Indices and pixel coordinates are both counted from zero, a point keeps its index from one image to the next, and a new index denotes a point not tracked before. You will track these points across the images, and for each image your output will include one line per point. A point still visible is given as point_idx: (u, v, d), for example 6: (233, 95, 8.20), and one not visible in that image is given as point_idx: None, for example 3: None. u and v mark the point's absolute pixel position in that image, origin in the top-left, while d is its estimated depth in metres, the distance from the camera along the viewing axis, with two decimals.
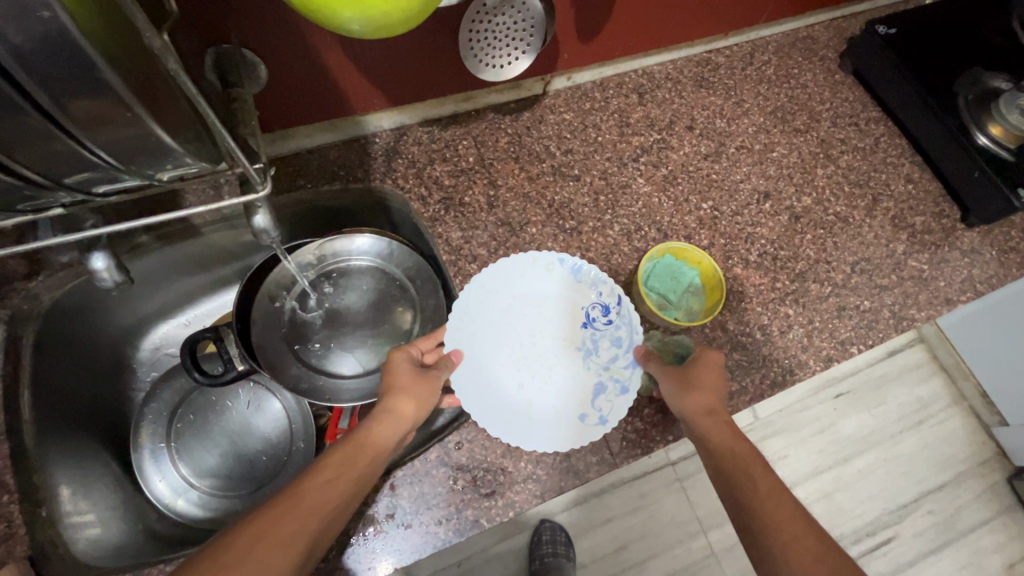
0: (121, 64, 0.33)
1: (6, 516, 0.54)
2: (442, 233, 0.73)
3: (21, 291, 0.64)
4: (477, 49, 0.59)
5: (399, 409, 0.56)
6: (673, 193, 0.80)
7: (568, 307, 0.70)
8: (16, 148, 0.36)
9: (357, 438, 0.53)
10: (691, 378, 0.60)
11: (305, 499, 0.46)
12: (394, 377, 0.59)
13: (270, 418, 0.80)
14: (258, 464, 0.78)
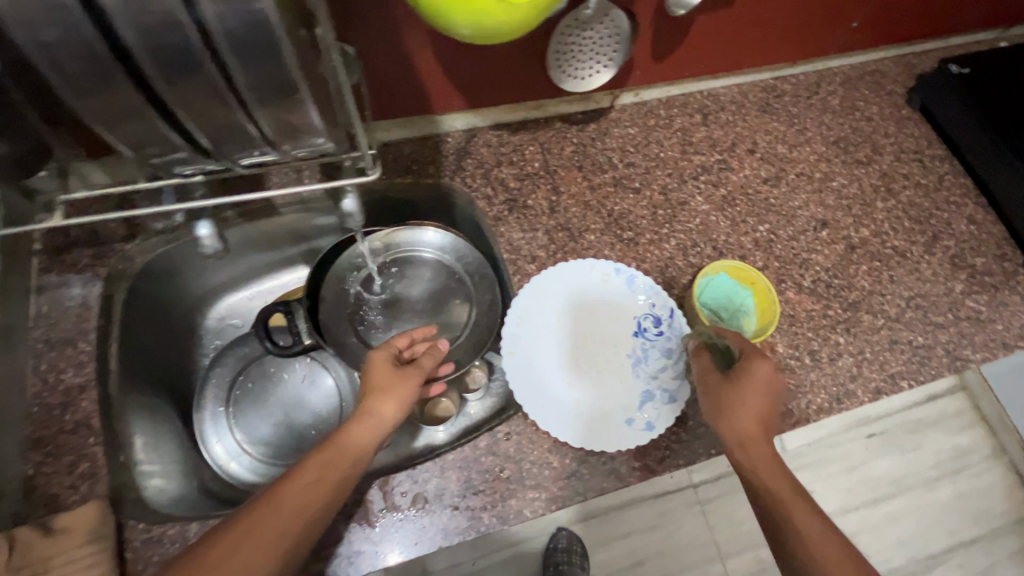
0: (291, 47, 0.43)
1: (90, 455, 0.59)
2: (504, 232, 0.76)
3: (118, 252, 0.69)
4: (562, 62, 0.62)
5: (378, 411, 0.58)
6: (730, 213, 0.81)
7: (621, 315, 0.71)
8: (195, 111, 0.47)
9: (335, 443, 0.55)
10: (731, 390, 0.57)
11: (286, 503, 0.50)
12: (373, 379, 0.60)
13: (322, 394, 0.84)
14: (308, 436, 0.81)
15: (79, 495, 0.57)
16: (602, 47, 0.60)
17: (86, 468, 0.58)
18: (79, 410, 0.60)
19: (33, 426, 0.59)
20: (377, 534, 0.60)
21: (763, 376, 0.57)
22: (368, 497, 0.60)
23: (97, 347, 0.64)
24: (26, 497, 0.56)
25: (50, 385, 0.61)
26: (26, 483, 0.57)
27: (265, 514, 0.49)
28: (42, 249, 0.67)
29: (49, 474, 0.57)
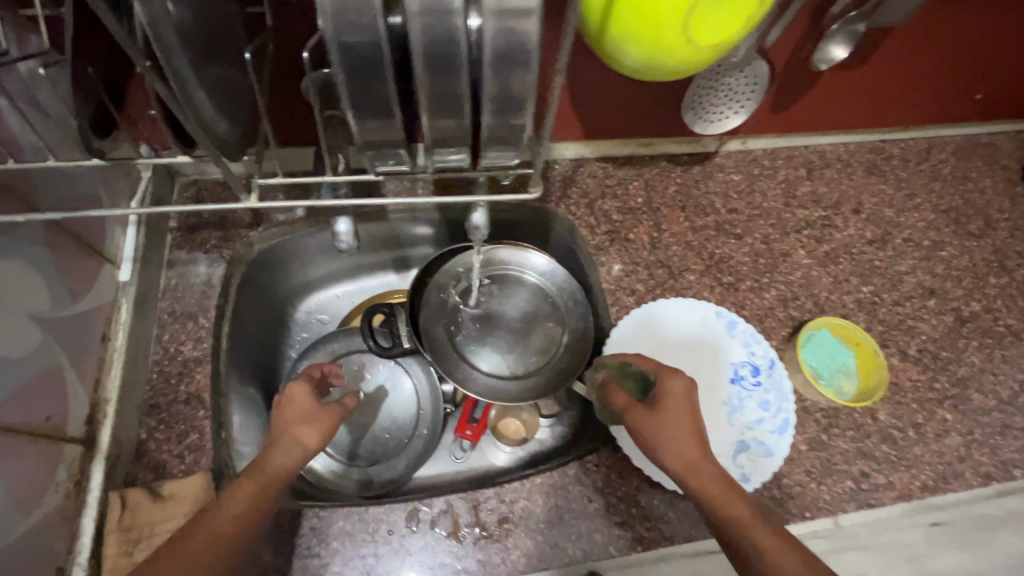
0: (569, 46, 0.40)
1: (199, 427, 0.60)
2: (604, 262, 0.76)
3: (242, 239, 0.72)
4: (697, 105, 0.64)
5: (298, 439, 0.53)
6: (833, 270, 0.80)
7: (718, 360, 0.70)
8: (436, 95, 0.42)
9: (253, 476, 0.50)
10: (665, 419, 0.54)
11: (200, 540, 0.46)
12: (289, 412, 0.55)
13: (405, 402, 0.83)
14: (387, 443, 0.80)
15: (186, 466, 0.58)
16: (738, 94, 0.62)
17: (194, 440, 0.59)
18: (193, 383, 0.62)
19: (151, 392, 0.61)
20: (461, 550, 0.58)
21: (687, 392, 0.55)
22: (455, 509, 0.60)
23: (216, 325, 0.66)
24: (137, 459, 0.57)
25: (169, 354, 0.63)
26: (138, 446, 0.58)
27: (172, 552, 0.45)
28: (176, 227, 0.70)
29: (160, 441, 0.58)
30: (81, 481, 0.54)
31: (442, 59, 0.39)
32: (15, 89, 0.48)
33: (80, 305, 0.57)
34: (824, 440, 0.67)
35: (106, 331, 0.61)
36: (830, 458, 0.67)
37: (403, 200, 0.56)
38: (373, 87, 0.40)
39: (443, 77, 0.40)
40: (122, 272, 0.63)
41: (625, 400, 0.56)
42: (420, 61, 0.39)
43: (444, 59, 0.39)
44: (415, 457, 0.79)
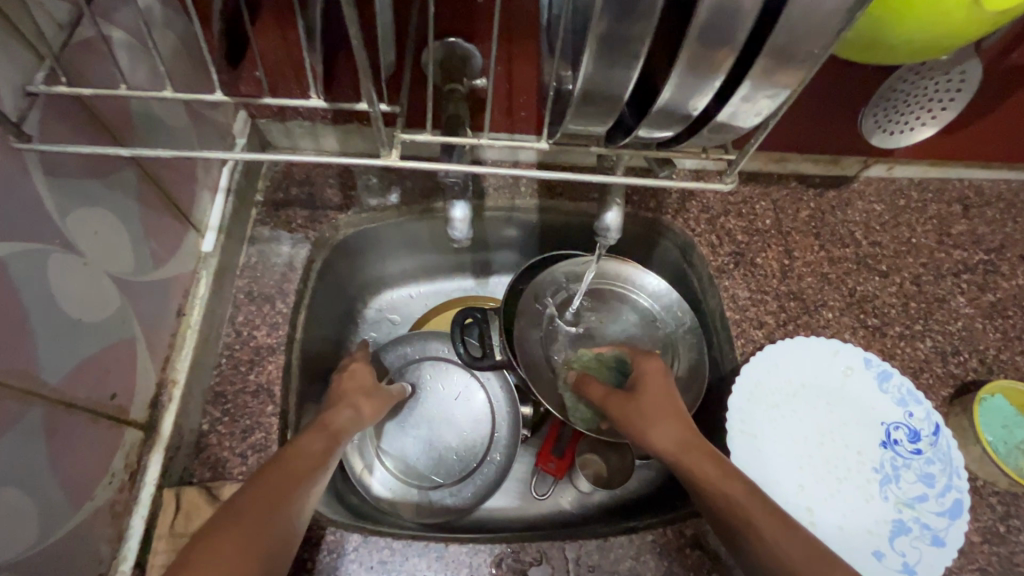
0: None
1: (265, 425, 0.52)
2: (728, 286, 0.66)
3: (329, 221, 0.64)
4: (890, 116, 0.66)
5: (360, 407, 0.52)
6: (1001, 324, 0.67)
7: (866, 417, 0.58)
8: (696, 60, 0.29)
9: (322, 426, 0.47)
10: (644, 404, 0.51)
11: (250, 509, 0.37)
12: (343, 390, 0.54)
13: (479, 419, 0.72)
14: (457, 465, 0.69)
15: (247, 468, 0.50)
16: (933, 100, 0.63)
17: (259, 439, 0.51)
18: (263, 372, 0.55)
19: (218, 378, 0.54)
20: None
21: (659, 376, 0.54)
22: (548, 559, 0.50)
23: (293, 312, 0.59)
24: (195, 454, 0.50)
25: (241, 338, 0.57)
26: (198, 438, 0.51)
27: (224, 524, 0.36)
28: (262, 202, 0.64)
29: (223, 435, 0.51)
30: (136, 471, 0.46)
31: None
32: (129, 20, 0.42)
33: (161, 272, 0.49)
34: (1003, 533, 0.54)
35: (181, 305, 0.53)
36: (1011, 557, 0.53)
37: (547, 175, 0.44)
38: (621, 27, 0.27)
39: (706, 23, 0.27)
40: (205, 241, 0.57)
41: (600, 393, 0.56)
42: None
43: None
44: (489, 485, 0.68)
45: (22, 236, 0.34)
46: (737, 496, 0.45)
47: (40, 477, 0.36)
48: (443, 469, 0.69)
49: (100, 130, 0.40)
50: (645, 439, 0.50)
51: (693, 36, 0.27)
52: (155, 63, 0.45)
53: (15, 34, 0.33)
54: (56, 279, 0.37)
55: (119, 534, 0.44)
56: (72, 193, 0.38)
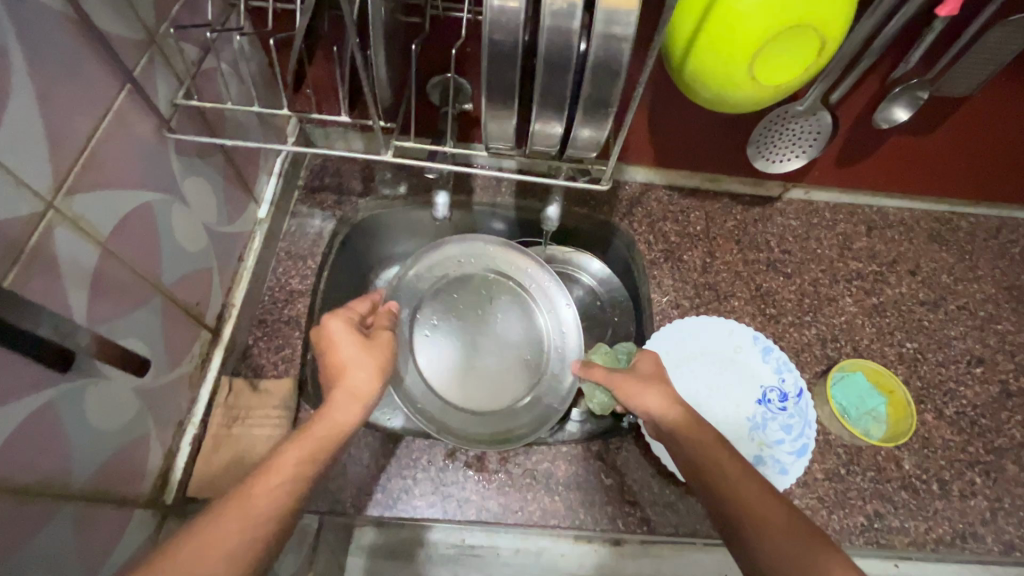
0: (731, 76, 0.49)
1: (293, 344, 0.73)
2: (656, 275, 0.84)
3: (352, 204, 0.85)
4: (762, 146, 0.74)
5: (356, 387, 0.55)
6: (878, 321, 0.83)
7: (748, 381, 0.75)
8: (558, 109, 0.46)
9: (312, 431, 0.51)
10: (640, 376, 0.61)
11: (260, 498, 0.44)
12: (339, 353, 0.56)
13: (516, 316, 0.78)
14: (482, 370, 0.76)
15: (278, 371, 0.70)
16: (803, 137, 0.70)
17: (287, 353, 0.72)
18: (294, 308, 0.75)
19: (262, 308, 0.75)
20: (486, 491, 0.66)
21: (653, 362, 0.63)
22: (487, 456, 0.68)
23: (320, 267, 0.79)
24: (243, 358, 0.71)
25: (280, 284, 0.77)
26: (245, 349, 0.72)
27: (234, 508, 0.43)
28: (302, 186, 0.85)
29: (263, 348, 0.72)
30: (204, 360, 0.66)
31: (558, 63, 0.42)
32: (229, 56, 0.63)
33: (231, 227, 0.70)
34: (842, 474, 0.70)
35: (241, 253, 0.73)
36: (845, 491, 0.69)
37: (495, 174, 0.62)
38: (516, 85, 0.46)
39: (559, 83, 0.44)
40: (261, 210, 0.78)
41: (602, 374, 0.64)
42: (540, 67, 0.42)
43: (561, 64, 0.42)
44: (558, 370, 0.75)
45: (162, 189, 0.54)
46: (756, 506, 0.49)
47: (154, 346, 0.55)
48: (467, 371, 0.76)
49: (204, 127, 0.60)
50: (634, 405, 0.60)
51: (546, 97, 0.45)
52: (239, 84, 0.66)
53: (169, 66, 0.53)
54: (176, 221, 0.57)
55: (191, 400, 0.64)
56: (187, 166, 0.58)
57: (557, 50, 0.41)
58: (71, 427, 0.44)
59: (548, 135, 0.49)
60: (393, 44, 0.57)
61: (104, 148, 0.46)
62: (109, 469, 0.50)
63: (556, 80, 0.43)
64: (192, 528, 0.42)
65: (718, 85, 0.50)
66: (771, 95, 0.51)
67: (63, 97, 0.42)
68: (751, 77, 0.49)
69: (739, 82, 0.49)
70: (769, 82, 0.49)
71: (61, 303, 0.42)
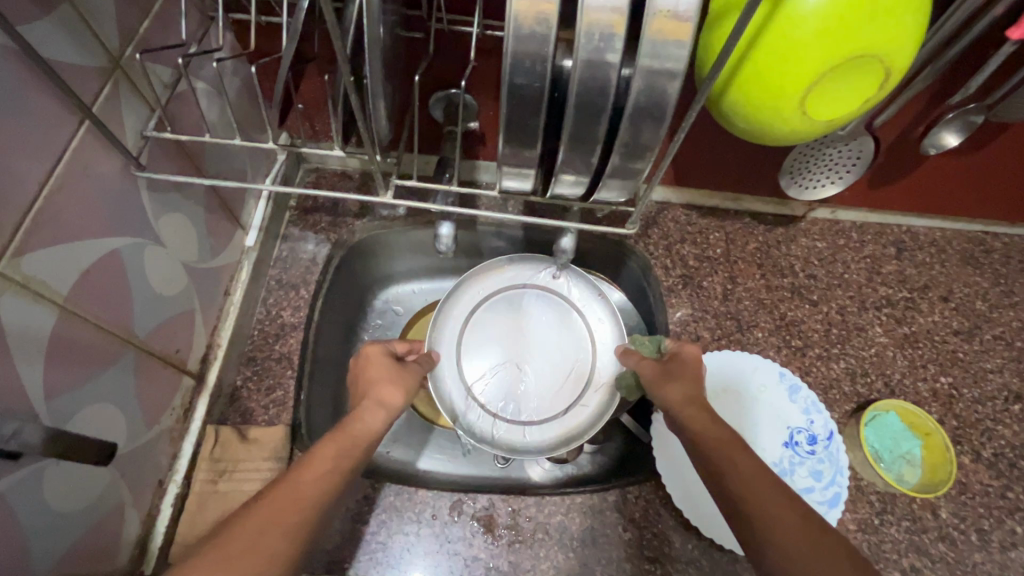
0: (779, 112, 0.43)
1: (285, 385, 0.67)
2: (674, 303, 0.79)
3: (347, 226, 0.79)
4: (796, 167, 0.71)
5: (384, 397, 0.52)
6: (910, 354, 0.78)
7: (775, 422, 0.70)
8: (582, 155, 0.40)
9: (344, 432, 0.47)
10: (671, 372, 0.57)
11: (306, 486, 0.40)
12: (372, 370, 0.55)
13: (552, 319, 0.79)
14: (545, 383, 0.76)
15: (268, 417, 0.65)
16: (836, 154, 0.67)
17: (279, 396, 0.66)
18: (286, 344, 0.70)
19: (251, 345, 0.69)
20: (495, 549, 0.61)
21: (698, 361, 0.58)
22: (495, 509, 0.63)
23: (312, 297, 0.73)
24: (230, 403, 0.65)
25: (271, 316, 0.72)
26: (233, 391, 0.66)
27: (280, 493, 0.39)
28: (294, 207, 0.79)
29: (252, 390, 0.66)
30: (187, 410, 0.60)
31: (588, 105, 0.36)
32: (210, 74, 0.56)
33: (216, 260, 0.64)
34: (875, 524, 0.66)
35: (227, 286, 0.67)
36: (878, 544, 0.65)
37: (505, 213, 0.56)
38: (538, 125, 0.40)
39: (587, 125, 0.38)
40: (248, 237, 0.72)
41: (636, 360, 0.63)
42: (569, 109, 0.37)
43: (593, 105, 0.36)
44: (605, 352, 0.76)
45: (132, 232, 0.48)
46: (771, 505, 0.41)
47: (128, 403, 0.50)
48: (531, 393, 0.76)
49: (183, 157, 0.54)
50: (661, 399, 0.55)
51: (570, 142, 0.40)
52: (223, 105, 0.59)
53: (139, 94, 0.47)
54: (149, 264, 0.51)
55: (173, 454, 0.58)
56: (162, 203, 0.52)
57: (587, 90, 0.35)
58: (28, 515, 0.39)
59: (571, 178, 0.43)
60: (394, 66, 0.50)
61: (60, 197, 0.40)
62: (79, 548, 0.45)
63: (583, 123, 0.38)
64: (243, 514, 0.37)
65: (763, 121, 0.45)
66: (823, 129, 0.46)
67: (10, 140, 0.36)
68: (803, 112, 0.43)
69: (788, 118, 0.44)
70: (822, 117, 0.44)
71: (12, 381, 0.37)
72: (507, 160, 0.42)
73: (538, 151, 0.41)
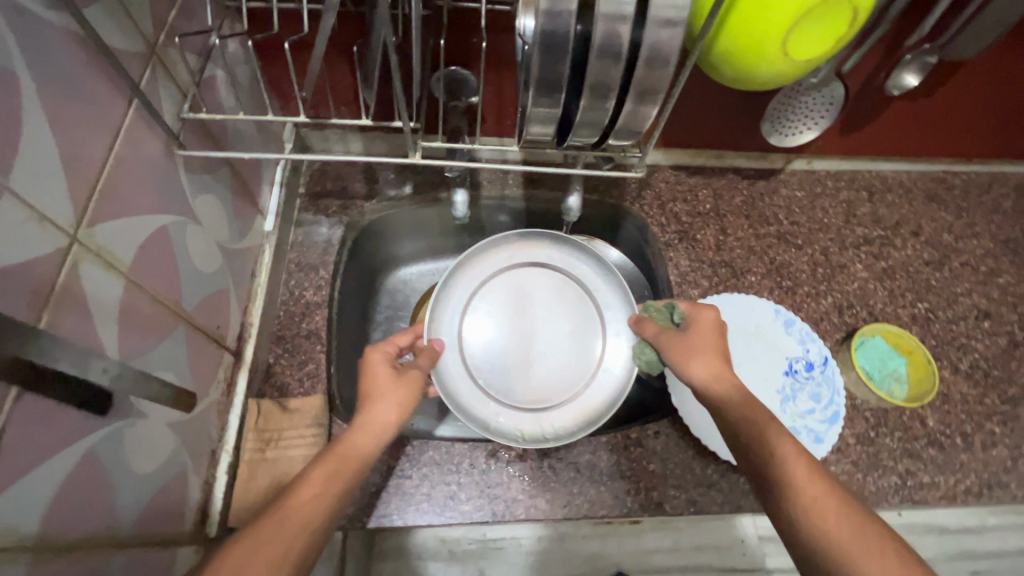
0: (766, 52, 0.48)
1: (316, 359, 0.70)
2: (672, 257, 0.84)
3: (358, 208, 0.81)
4: (776, 113, 0.78)
5: (380, 417, 0.52)
6: (889, 285, 0.84)
7: (775, 353, 0.76)
8: (597, 105, 0.45)
9: (338, 452, 0.48)
10: (697, 340, 0.58)
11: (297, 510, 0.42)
12: (375, 383, 0.54)
13: (483, 300, 0.71)
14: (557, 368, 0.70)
15: (305, 389, 0.68)
16: (810, 94, 0.73)
17: (311, 369, 0.69)
18: (312, 322, 0.73)
19: (278, 324, 0.72)
20: (532, 489, 0.66)
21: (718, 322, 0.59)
22: (529, 454, 0.67)
23: (332, 277, 0.76)
24: (266, 379, 0.68)
25: (294, 296, 0.75)
26: (267, 369, 0.69)
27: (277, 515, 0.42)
28: (304, 193, 0.82)
29: (285, 365, 0.69)
30: (230, 384, 0.63)
31: (607, 53, 0.41)
32: (226, 62, 0.59)
33: (242, 242, 0.67)
34: (872, 437, 0.72)
35: (253, 268, 0.70)
36: (877, 453, 0.71)
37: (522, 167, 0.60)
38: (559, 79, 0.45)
39: (604, 72, 0.42)
40: (267, 222, 0.75)
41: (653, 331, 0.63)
42: (589, 58, 0.41)
43: (610, 53, 0.41)
44: (549, 238, 0.72)
45: (175, 212, 0.51)
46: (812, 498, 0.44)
47: (183, 376, 0.52)
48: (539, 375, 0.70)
49: (210, 141, 0.57)
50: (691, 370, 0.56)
51: (589, 92, 0.44)
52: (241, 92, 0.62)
53: (174, 80, 0.50)
54: (191, 242, 0.54)
55: (222, 426, 0.61)
56: (197, 184, 0.55)
57: (604, 40, 0.40)
58: (114, 472, 0.42)
59: (587, 126, 0.48)
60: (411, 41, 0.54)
61: (118, 173, 0.43)
62: (154, 513, 0.47)
63: (601, 71, 0.42)
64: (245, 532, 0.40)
65: (751, 63, 0.49)
66: (802, 68, 0.51)
67: (77, 124, 0.39)
68: (786, 53, 0.48)
69: (774, 58, 0.49)
70: (801, 58, 0.49)
71: (95, 343, 0.40)
72: (531, 114, 0.46)
73: (559, 102, 0.45)
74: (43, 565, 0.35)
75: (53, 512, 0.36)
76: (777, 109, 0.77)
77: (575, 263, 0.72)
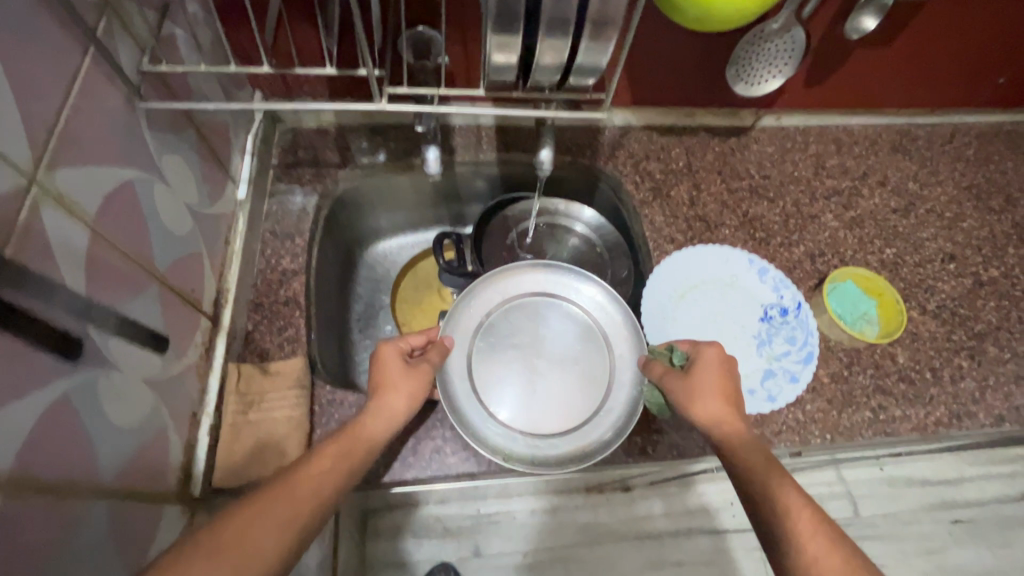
0: None
1: (295, 324, 0.70)
2: (647, 213, 0.85)
3: (331, 177, 0.81)
4: (741, 61, 0.78)
5: (391, 404, 0.54)
6: (858, 233, 0.86)
7: (750, 300, 0.78)
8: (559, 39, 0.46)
9: (350, 434, 0.50)
10: (697, 380, 0.56)
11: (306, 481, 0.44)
12: (386, 372, 0.56)
13: (503, 318, 0.70)
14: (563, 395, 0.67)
15: (285, 353, 0.68)
16: (773, 37, 0.74)
17: (291, 334, 0.69)
18: (290, 289, 0.72)
19: (255, 292, 0.72)
20: None
21: (721, 358, 0.57)
22: None
23: (308, 245, 0.76)
24: (245, 346, 0.68)
25: (271, 265, 0.74)
26: (245, 335, 0.69)
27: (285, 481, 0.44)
28: (276, 164, 0.81)
29: (264, 332, 0.69)
30: (208, 349, 0.62)
31: None
32: (185, 22, 0.58)
33: (213, 208, 0.66)
34: (846, 375, 0.74)
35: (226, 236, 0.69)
36: (850, 391, 0.73)
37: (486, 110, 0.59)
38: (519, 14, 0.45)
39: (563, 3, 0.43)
40: (239, 191, 0.74)
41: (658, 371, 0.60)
42: None
43: None
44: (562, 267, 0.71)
45: (139, 167, 0.50)
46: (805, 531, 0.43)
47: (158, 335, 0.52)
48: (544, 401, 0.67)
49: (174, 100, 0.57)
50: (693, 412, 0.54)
51: (549, 26, 0.44)
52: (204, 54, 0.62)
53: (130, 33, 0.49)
54: (159, 201, 0.53)
55: (202, 390, 0.61)
56: (162, 142, 0.54)
57: None
58: (89, 420, 0.42)
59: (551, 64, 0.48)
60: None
61: (77, 119, 0.42)
62: (135, 468, 0.47)
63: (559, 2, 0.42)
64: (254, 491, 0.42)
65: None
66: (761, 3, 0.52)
67: (31, 66, 0.38)
68: None
69: None
70: None
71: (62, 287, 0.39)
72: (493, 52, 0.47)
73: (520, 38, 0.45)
74: (19, 504, 0.35)
75: (28, 453, 0.36)
76: (742, 58, 0.78)
77: (586, 291, 0.71)
